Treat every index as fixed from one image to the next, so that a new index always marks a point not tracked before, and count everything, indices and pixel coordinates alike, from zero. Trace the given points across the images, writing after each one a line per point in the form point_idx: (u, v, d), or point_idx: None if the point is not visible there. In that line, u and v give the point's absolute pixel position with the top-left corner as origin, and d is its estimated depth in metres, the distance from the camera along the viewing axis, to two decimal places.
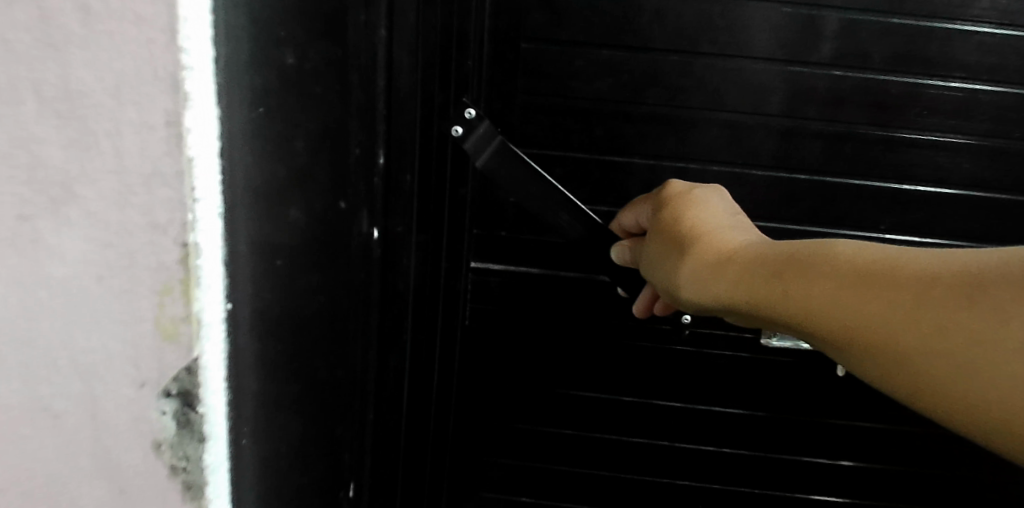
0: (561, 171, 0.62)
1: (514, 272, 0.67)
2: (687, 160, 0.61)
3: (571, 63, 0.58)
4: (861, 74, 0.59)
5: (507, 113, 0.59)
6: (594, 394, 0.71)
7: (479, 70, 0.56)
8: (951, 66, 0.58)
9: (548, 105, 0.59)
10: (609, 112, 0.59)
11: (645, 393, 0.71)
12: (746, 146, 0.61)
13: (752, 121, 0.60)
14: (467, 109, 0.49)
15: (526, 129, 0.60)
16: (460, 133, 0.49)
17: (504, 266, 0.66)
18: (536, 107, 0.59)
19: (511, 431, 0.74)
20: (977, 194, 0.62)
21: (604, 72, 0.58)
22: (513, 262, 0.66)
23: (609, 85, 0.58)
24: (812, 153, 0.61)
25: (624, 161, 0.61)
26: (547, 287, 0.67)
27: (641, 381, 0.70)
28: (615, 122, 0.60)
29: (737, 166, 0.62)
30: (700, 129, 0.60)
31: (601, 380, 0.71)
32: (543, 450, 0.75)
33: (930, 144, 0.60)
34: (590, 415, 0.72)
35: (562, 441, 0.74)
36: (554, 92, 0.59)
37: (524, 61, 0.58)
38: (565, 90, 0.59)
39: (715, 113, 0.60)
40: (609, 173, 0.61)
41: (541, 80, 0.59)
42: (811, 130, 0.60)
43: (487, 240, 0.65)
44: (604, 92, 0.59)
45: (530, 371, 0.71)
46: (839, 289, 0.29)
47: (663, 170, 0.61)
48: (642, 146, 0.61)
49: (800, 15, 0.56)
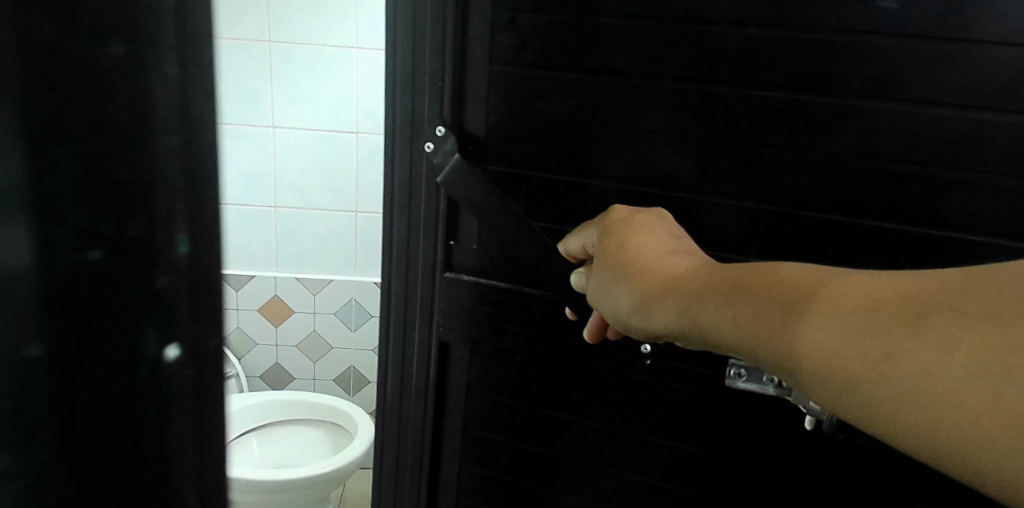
0: (525, 188, 0.63)
1: (482, 284, 0.67)
2: (648, 185, 0.59)
3: (533, 83, 0.59)
4: (840, 100, 0.51)
5: (483, 129, 0.62)
6: (559, 415, 0.69)
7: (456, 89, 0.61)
8: (962, 89, 0.48)
9: (513, 123, 0.61)
10: (567, 131, 0.60)
11: (608, 420, 0.67)
12: (706, 173, 0.57)
13: (712, 145, 0.56)
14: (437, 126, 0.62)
15: (493, 147, 0.63)
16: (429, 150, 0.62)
17: (473, 278, 0.67)
18: (504, 126, 0.62)
19: (480, 444, 0.74)
20: (1002, 244, 0.50)
21: (563, 92, 0.59)
22: (483, 274, 0.67)
23: (567, 106, 0.59)
24: (781, 185, 0.55)
25: (584, 182, 0.61)
26: (512, 301, 0.66)
27: (606, 408, 0.67)
28: (574, 142, 0.60)
29: (697, 195, 0.58)
30: (658, 151, 0.58)
31: (567, 401, 0.68)
32: (509, 468, 0.73)
33: (931, 181, 0.51)
34: (556, 436, 0.70)
35: (528, 460, 0.72)
36: (519, 111, 0.61)
37: (495, 80, 0.61)
38: (529, 109, 0.60)
39: (672, 136, 0.57)
40: (570, 193, 0.62)
41: (507, 98, 0.61)
42: (782, 160, 0.54)
43: (459, 251, 0.68)
44: (563, 112, 0.59)
45: (497, 382, 0.71)
46: (774, 312, 0.30)
47: (624, 194, 0.60)
48: (603, 168, 0.60)
49: (764, 32, 0.52)
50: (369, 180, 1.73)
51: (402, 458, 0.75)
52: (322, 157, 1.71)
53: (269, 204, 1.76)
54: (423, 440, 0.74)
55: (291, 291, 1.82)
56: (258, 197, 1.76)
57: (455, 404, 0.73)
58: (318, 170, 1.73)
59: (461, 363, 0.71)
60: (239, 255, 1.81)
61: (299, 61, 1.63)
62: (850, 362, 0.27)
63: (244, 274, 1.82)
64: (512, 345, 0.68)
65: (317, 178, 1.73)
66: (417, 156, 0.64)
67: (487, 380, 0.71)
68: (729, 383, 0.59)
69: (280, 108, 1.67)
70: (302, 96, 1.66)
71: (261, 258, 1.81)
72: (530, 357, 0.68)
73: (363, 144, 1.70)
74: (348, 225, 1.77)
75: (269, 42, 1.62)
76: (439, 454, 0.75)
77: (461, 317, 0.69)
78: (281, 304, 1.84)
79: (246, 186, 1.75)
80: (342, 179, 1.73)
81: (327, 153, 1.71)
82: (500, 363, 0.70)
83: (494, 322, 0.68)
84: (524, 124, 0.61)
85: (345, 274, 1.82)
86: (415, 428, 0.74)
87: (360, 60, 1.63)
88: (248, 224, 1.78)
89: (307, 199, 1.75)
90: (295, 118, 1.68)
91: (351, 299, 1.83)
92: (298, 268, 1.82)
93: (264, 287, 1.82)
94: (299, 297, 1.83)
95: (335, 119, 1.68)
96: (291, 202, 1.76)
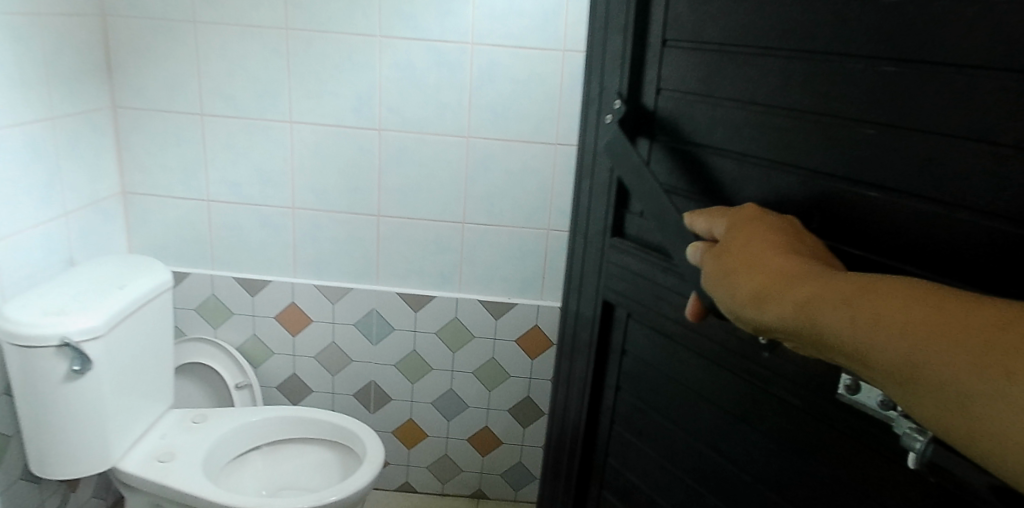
0: (690, 158, 0.56)
1: (644, 254, 0.61)
2: (773, 141, 0.48)
3: (688, 19, 0.55)
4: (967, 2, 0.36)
5: (660, 84, 0.58)
6: (703, 431, 0.57)
7: (641, 46, 0.59)
8: None
9: (680, 74, 0.56)
10: (696, 80, 0.54)
11: (745, 448, 0.53)
12: (821, 122, 0.45)
13: (815, 84, 0.45)
14: (614, 100, 0.62)
15: (664, 105, 0.58)
16: (609, 118, 0.62)
17: (636, 246, 0.62)
18: (677, 79, 0.56)
19: (629, 441, 0.67)
20: None
21: (705, 26, 0.53)
22: (651, 247, 0.61)
23: (705, 43, 0.53)
24: (888, 139, 0.41)
25: (725, 140, 0.52)
26: (668, 282, 0.59)
27: (756, 435, 0.52)
28: (719, 90, 0.52)
29: (808, 151, 0.46)
30: (780, 92, 0.47)
31: (713, 417, 0.56)
32: (653, 482, 0.64)
33: None
34: (698, 456, 0.58)
35: (668, 476, 0.62)
36: (687, 62, 0.55)
37: (674, 24, 0.56)
38: (691, 59, 0.55)
39: (781, 73, 0.47)
40: (724, 155, 0.52)
41: (687, 70, 0.55)
42: (891, 99, 0.40)
43: (636, 224, 0.63)
44: (706, 48, 0.53)
45: (648, 373, 0.64)
46: (908, 321, 0.33)
47: (758, 155, 0.49)
48: (744, 123, 0.50)
49: None
50: (394, 181, 1.64)
51: (569, 409, 0.76)
52: (345, 155, 1.63)
53: (289, 206, 1.68)
54: (586, 421, 0.73)
55: (312, 299, 1.75)
56: (278, 197, 1.68)
57: (612, 392, 0.69)
58: (340, 170, 1.64)
59: (618, 346, 0.67)
60: (259, 258, 1.74)
61: (320, 52, 1.55)
62: (933, 366, 0.31)
63: (263, 279, 1.75)
64: (667, 333, 0.60)
65: (339, 177, 1.65)
66: (599, 130, 0.64)
67: (640, 369, 0.64)
68: (840, 395, 0.44)
69: (301, 102, 1.59)
70: (323, 90, 1.58)
71: (281, 261, 1.74)
72: (684, 352, 0.59)
73: (387, 143, 1.62)
74: (370, 229, 1.69)
75: (289, 31, 1.54)
76: (596, 425, 0.72)
77: (621, 295, 0.65)
78: (301, 312, 1.77)
79: (265, 184, 1.67)
80: (365, 179, 1.65)
81: (350, 151, 1.63)
82: (652, 335, 0.62)
83: (650, 289, 0.61)
84: (688, 75, 0.55)
85: (367, 282, 1.74)
86: (577, 406, 0.74)
87: (384, 52, 1.54)
88: (268, 225, 1.70)
89: (329, 200, 1.67)
90: (317, 114, 1.60)
91: (372, 309, 1.75)
92: (319, 273, 1.74)
93: (284, 293, 1.75)
94: (319, 305, 1.76)
95: (358, 115, 1.60)
96: (313, 203, 1.68)
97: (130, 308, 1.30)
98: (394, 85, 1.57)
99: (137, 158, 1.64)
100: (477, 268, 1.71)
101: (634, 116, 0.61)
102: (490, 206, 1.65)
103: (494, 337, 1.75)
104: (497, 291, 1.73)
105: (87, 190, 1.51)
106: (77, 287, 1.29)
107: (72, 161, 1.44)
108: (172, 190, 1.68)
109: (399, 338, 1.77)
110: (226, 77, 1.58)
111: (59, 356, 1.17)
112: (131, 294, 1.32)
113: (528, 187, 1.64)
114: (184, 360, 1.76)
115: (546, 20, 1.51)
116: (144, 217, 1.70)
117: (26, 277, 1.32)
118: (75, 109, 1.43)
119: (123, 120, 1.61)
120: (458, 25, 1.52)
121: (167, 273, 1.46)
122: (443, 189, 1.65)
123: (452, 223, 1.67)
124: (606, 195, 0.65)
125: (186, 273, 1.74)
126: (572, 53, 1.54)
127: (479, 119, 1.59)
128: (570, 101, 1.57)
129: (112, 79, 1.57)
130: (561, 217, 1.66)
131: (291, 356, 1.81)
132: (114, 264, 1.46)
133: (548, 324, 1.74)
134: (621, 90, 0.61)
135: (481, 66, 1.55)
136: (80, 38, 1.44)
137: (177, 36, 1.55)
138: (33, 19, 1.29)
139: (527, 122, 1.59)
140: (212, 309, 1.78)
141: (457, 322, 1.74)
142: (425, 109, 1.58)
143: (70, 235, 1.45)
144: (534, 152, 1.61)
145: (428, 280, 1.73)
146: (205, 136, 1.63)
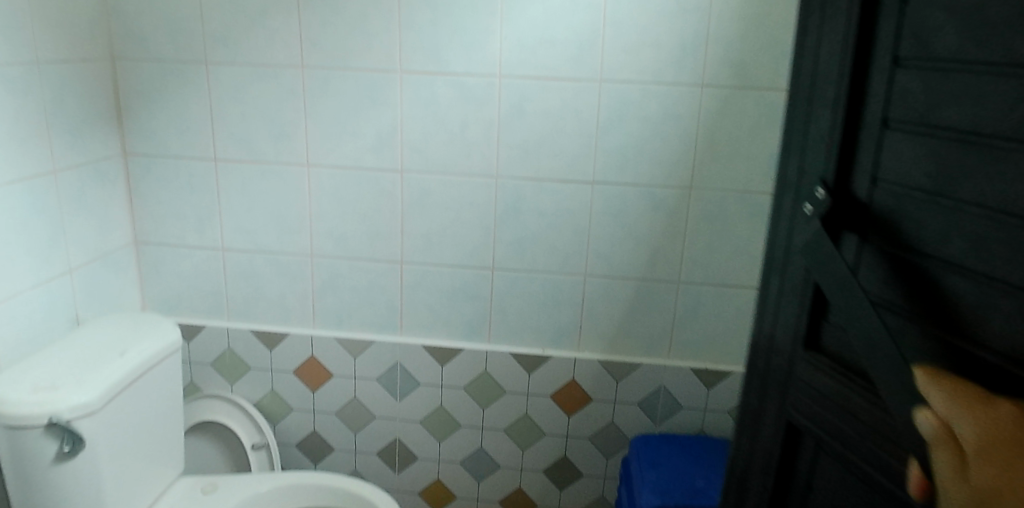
0: (908, 282, 0.50)
1: (840, 374, 0.58)
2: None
3: (926, 113, 0.49)
4: None
5: (878, 190, 0.54)
6: None
7: (864, 134, 0.55)
8: None
9: (905, 181, 0.51)
10: (921, 193, 0.49)
11: None
12: None
13: None
14: (818, 190, 0.58)
15: (880, 206, 0.53)
16: (814, 208, 0.58)
17: (833, 366, 0.59)
18: (898, 183, 0.51)
19: None
20: None
21: (934, 132, 0.48)
22: (843, 369, 0.58)
23: (935, 152, 0.48)
24: None
25: (961, 273, 0.46)
26: (869, 408, 0.54)
27: None
28: (953, 211, 0.46)
29: None
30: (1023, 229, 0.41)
31: None
32: None
33: None
34: None
35: None
36: (914, 167, 0.50)
37: (898, 119, 0.51)
38: (920, 164, 0.49)
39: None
40: (959, 293, 0.46)
41: (906, 166, 0.51)
42: None
43: (836, 339, 0.60)
44: (938, 158, 0.48)
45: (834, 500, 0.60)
46: None
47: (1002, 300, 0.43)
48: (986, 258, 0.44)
49: None
50: (418, 225, 1.52)
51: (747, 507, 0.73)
52: (365, 199, 1.52)
53: (308, 253, 1.58)
54: None
55: (332, 352, 1.64)
56: (297, 244, 1.58)
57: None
58: (361, 214, 1.53)
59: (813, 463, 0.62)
60: (277, 308, 1.64)
61: (338, 90, 1.45)
62: None
63: (282, 330, 1.64)
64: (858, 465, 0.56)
65: (360, 222, 1.54)
66: (797, 219, 0.61)
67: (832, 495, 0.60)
68: None
69: (319, 143, 1.49)
70: (342, 130, 1.47)
71: (300, 312, 1.63)
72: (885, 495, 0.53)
73: (410, 185, 1.49)
74: (393, 277, 1.57)
75: (304, 68, 1.44)
76: None
77: (810, 410, 0.62)
78: (321, 366, 1.65)
79: (283, 231, 1.57)
80: (387, 223, 1.53)
81: (370, 194, 1.51)
82: (851, 466, 0.57)
83: (852, 413, 0.56)
84: (915, 182, 0.50)
85: (390, 333, 1.62)
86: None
87: (405, 87, 1.43)
88: (286, 274, 1.60)
89: (349, 246, 1.56)
90: (335, 155, 1.49)
91: (396, 363, 1.62)
92: (340, 324, 1.63)
93: (303, 346, 1.64)
94: (340, 358, 1.64)
95: (378, 156, 1.48)
96: (332, 249, 1.57)
97: (129, 378, 1.19)
98: (417, 123, 1.45)
99: (151, 205, 1.57)
100: (508, 317, 1.57)
101: (843, 215, 0.56)
102: (522, 251, 1.51)
103: (527, 392, 1.60)
104: (530, 342, 1.58)
105: (96, 243, 1.46)
106: (75, 353, 1.20)
107: (78, 214, 1.39)
108: (186, 238, 1.59)
109: (425, 394, 1.64)
110: (240, 119, 1.48)
111: (48, 440, 1.07)
112: (131, 361, 1.21)
113: (563, 230, 1.49)
114: (198, 417, 1.68)
115: (580, 49, 1.38)
116: (158, 267, 1.62)
117: (26, 336, 1.29)
118: (82, 160, 1.39)
119: (136, 166, 1.54)
120: (485, 57, 1.40)
121: (177, 334, 1.35)
122: (471, 234, 1.52)
123: (481, 270, 1.54)
124: (805, 302, 0.62)
125: (202, 325, 1.66)
126: (610, 83, 1.40)
127: (509, 157, 1.46)
128: (608, 136, 1.43)
129: (123, 124, 1.50)
130: (600, 262, 1.51)
131: (311, 412, 1.69)
132: (123, 323, 1.36)
133: (587, 379, 1.58)
134: (829, 182, 0.57)
135: (510, 100, 1.42)
136: (87, 85, 1.39)
137: (189, 77, 1.46)
138: (31, 69, 1.24)
139: (562, 160, 1.45)
140: (229, 363, 1.69)
141: (485, 376, 1.60)
142: (451, 147, 1.46)
143: (74, 292, 1.40)
144: (570, 191, 1.47)
145: (456, 331, 1.59)
146: (219, 181, 1.54)
